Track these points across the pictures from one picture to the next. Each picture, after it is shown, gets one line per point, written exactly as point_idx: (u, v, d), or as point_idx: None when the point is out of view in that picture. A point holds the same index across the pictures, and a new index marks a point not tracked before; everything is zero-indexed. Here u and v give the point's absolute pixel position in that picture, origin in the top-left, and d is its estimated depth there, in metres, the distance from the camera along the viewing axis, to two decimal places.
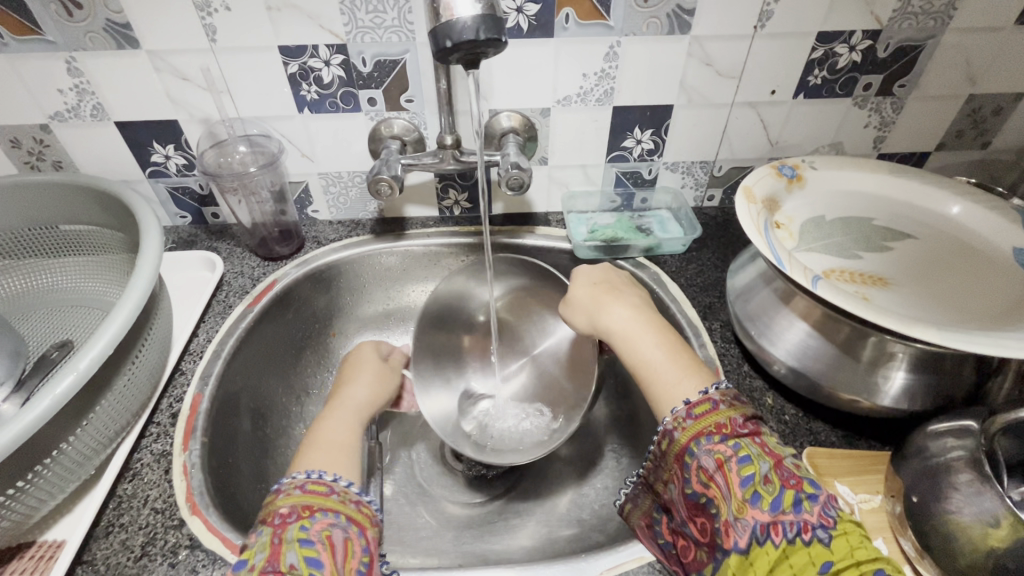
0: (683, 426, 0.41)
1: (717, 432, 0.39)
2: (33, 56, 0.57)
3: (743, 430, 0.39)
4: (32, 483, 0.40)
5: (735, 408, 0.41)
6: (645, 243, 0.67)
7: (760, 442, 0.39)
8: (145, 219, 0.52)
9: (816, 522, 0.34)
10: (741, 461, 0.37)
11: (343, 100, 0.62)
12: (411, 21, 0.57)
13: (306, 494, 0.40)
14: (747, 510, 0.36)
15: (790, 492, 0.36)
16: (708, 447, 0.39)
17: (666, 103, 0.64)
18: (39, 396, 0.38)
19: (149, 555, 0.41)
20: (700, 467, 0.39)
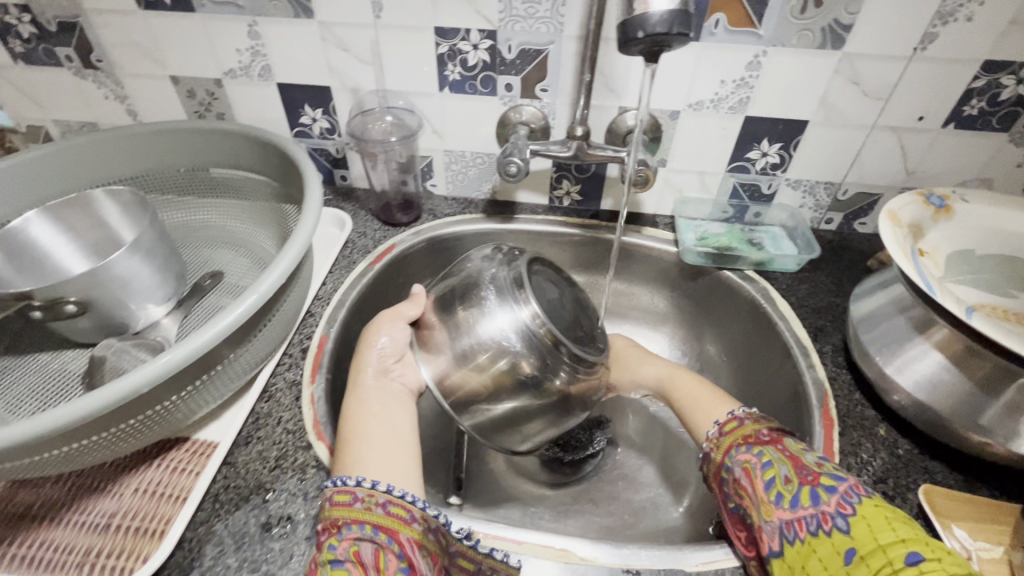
0: (717, 445, 0.45)
1: (743, 443, 0.43)
2: (223, 18, 0.65)
3: (765, 438, 0.42)
4: (206, 384, 0.46)
5: (760, 422, 0.44)
6: (756, 256, 0.66)
7: (781, 448, 0.41)
8: (307, 171, 0.58)
9: (834, 511, 0.36)
10: (764, 466, 0.40)
11: (482, 84, 0.66)
12: (562, 14, 0.59)
13: (333, 508, 0.38)
14: (772, 511, 0.38)
15: (809, 488, 0.37)
16: (737, 457, 0.42)
17: (801, 118, 0.63)
18: (230, 308, 0.44)
19: (282, 467, 0.46)
20: (733, 477, 0.42)
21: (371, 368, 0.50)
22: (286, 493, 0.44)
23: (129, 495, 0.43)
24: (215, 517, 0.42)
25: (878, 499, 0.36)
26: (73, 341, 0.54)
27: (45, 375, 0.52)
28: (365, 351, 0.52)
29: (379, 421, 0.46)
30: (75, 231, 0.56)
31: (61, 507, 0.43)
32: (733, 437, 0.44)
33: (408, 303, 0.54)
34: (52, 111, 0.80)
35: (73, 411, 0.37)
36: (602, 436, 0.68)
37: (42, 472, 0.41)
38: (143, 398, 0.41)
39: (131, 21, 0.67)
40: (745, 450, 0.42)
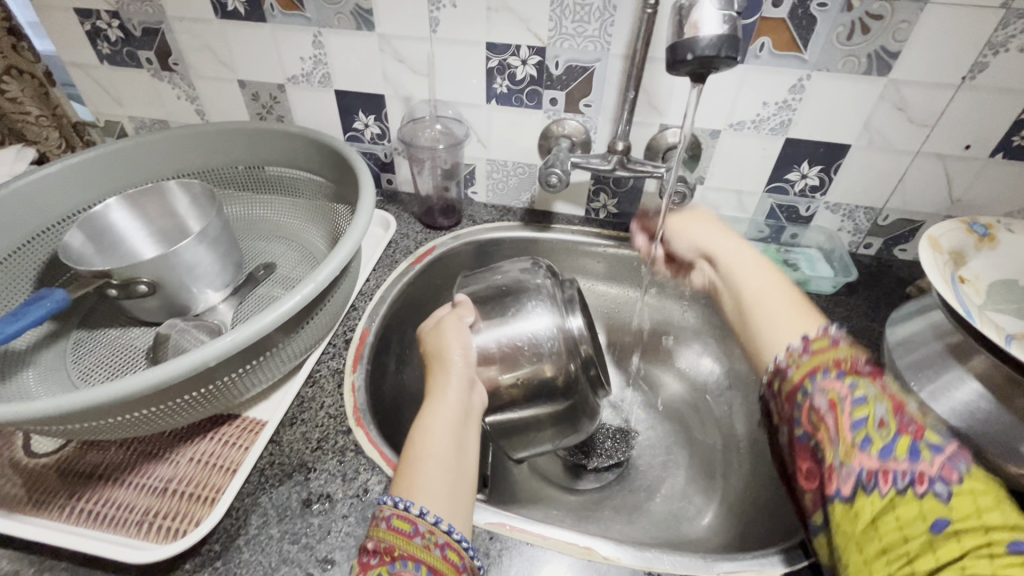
0: (798, 364, 0.45)
1: (833, 370, 0.43)
2: (291, 29, 0.70)
3: (862, 372, 0.42)
4: (262, 366, 0.49)
5: (856, 351, 0.44)
6: (791, 277, 0.67)
7: (881, 389, 0.41)
8: (362, 172, 0.61)
9: (934, 474, 0.35)
10: (856, 402, 0.40)
11: (528, 97, 0.68)
12: (610, 34, 0.61)
13: (390, 533, 0.36)
14: (857, 454, 0.38)
15: (907, 438, 0.37)
16: (825, 383, 0.42)
17: (844, 142, 0.63)
18: (290, 295, 0.47)
19: (323, 448, 0.49)
20: (814, 406, 0.42)
21: (452, 375, 0.47)
22: (326, 473, 0.47)
23: (185, 463, 0.46)
24: (260, 489, 0.45)
25: (982, 474, 0.35)
26: (138, 320, 0.58)
27: (114, 349, 0.56)
28: (446, 355, 0.48)
29: (452, 445, 0.42)
30: (149, 218, 0.62)
31: (124, 470, 0.46)
32: (824, 359, 0.44)
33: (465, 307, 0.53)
34: (129, 107, 0.87)
35: (144, 381, 0.40)
36: (625, 446, 0.70)
37: (111, 434, 0.45)
38: (207, 374, 0.44)
39: (208, 28, 0.73)
40: (835, 378, 0.42)
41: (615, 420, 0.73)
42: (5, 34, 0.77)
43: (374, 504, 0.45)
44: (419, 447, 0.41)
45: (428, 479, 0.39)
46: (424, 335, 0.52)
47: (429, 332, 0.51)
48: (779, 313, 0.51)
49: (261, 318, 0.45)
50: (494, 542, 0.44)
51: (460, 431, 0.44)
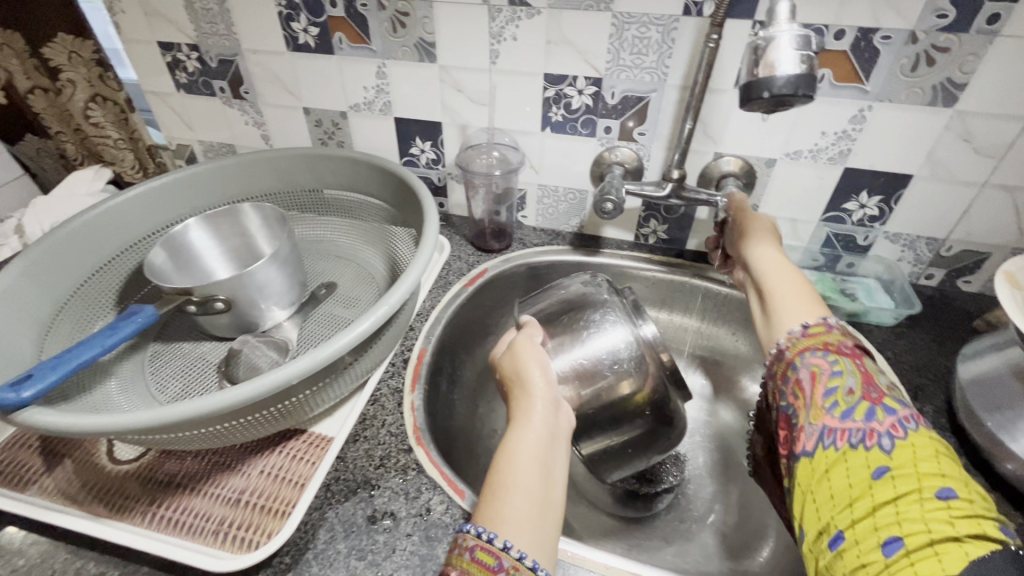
0: (795, 343, 0.47)
1: (820, 348, 0.45)
2: (356, 60, 0.73)
3: (845, 350, 0.45)
4: (332, 383, 0.51)
5: (847, 334, 0.46)
6: (850, 307, 0.66)
7: (859, 362, 0.43)
8: (425, 198, 0.64)
9: (884, 432, 0.38)
10: (833, 375, 0.43)
11: (583, 126, 0.70)
12: (667, 65, 0.63)
13: (473, 564, 0.36)
14: (824, 416, 0.42)
15: (868, 403, 0.40)
16: (810, 359, 0.45)
17: (905, 173, 0.63)
18: (363, 316, 0.49)
19: (386, 466, 0.50)
20: (797, 378, 0.45)
21: (535, 395, 0.47)
22: (390, 490, 0.48)
23: (256, 475, 0.48)
24: (327, 505, 0.46)
25: (932, 432, 0.38)
26: (211, 334, 0.61)
27: (188, 361, 0.59)
28: (527, 376, 0.48)
29: (539, 472, 0.42)
30: (222, 237, 0.65)
31: (198, 479, 0.48)
32: (813, 340, 0.46)
33: (534, 328, 0.54)
34: (199, 132, 0.92)
35: (225, 400, 0.41)
36: (677, 469, 0.69)
37: (189, 445, 0.47)
38: (283, 392, 0.46)
39: (279, 59, 0.77)
40: (821, 354, 0.45)
41: None
42: (93, 65, 0.86)
43: (438, 524, 0.46)
44: (502, 468, 0.42)
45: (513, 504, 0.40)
46: (498, 360, 0.52)
47: (504, 357, 0.52)
48: (792, 298, 0.52)
49: (338, 339, 0.47)
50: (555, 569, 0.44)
51: (548, 455, 0.43)
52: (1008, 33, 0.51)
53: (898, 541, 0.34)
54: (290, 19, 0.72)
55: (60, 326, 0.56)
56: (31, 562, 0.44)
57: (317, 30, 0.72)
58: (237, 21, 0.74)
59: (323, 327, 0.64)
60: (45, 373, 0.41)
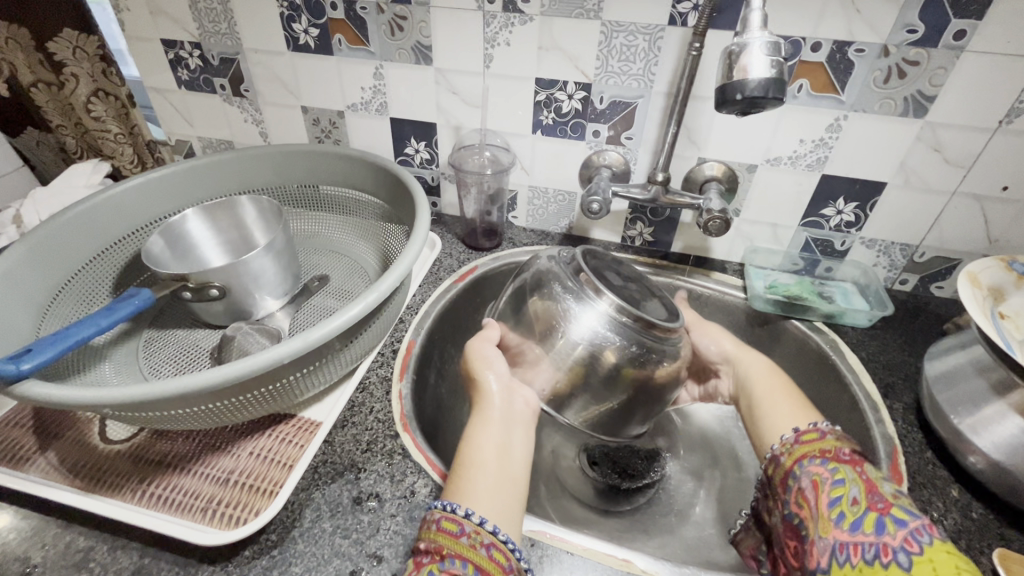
0: (790, 450, 0.48)
1: (819, 455, 0.46)
2: (355, 61, 0.76)
3: (844, 458, 0.45)
4: (321, 369, 0.52)
5: (842, 439, 0.47)
6: (827, 308, 0.68)
7: (859, 470, 0.44)
8: (418, 195, 0.66)
9: (897, 545, 0.38)
10: (834, 484, 0.44)
11: (573, 129, 0.72)
12: (654, 73, 0.65)
13: (440, 533, 0.39)
14: (832, 529, 0.42)
15: (874, 514, 0.40)
16: (810, 467, 0.46)
17: (879, 180, 0.65)
18: (353, 303, 0.51)
19: (373, 450, 0.51)
20: (800, 487, 0.46)
21: (490, 388, 0.50)
22: (376, 473, 0.49)
23: (245, 457, 0.49)
24: (314, 485, 0.48)
25: (948, 543, 0.37)
26: (205, 322, 0.63)
27: (181, 347, 0.61)
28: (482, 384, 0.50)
29: (497, 451, 0.45)
30: (219, 229, 0.67)
31: (186, 460, 0.49)
32: (810, 447, 0.47)
33: (492, 326, 0.56)
34: (198, 128, 0.94)
35: (211, 380, 0.43)
36: (656, 465, 0.71)
37: (179, 425, 0.48)
38: (272, 375, 0.47)
39: (279, 59, 0.79)
40: (819, 462, 0.46)
41: (646, 444, 0.74)
42: (97, 61, 0.88)
43: (422, 505, 0.47)
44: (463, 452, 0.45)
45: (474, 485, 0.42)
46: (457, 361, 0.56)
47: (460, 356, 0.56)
48: (776, 405, 0.54)
49: (328, 325, 0.48)
50: (535, 549, 0.45)
51: (506, 436, 0.47)
52: (973, 49, 0.54)
53: None
54: (291, 20, 0.74)
55: (57, 310, 0.57)
56: (22, 535, 0.44)
57: (317, 31, 0.74)
58: (240, 21, 0.77)
59: (315, 318, 0.65)
60: (44, 348, 0.42)
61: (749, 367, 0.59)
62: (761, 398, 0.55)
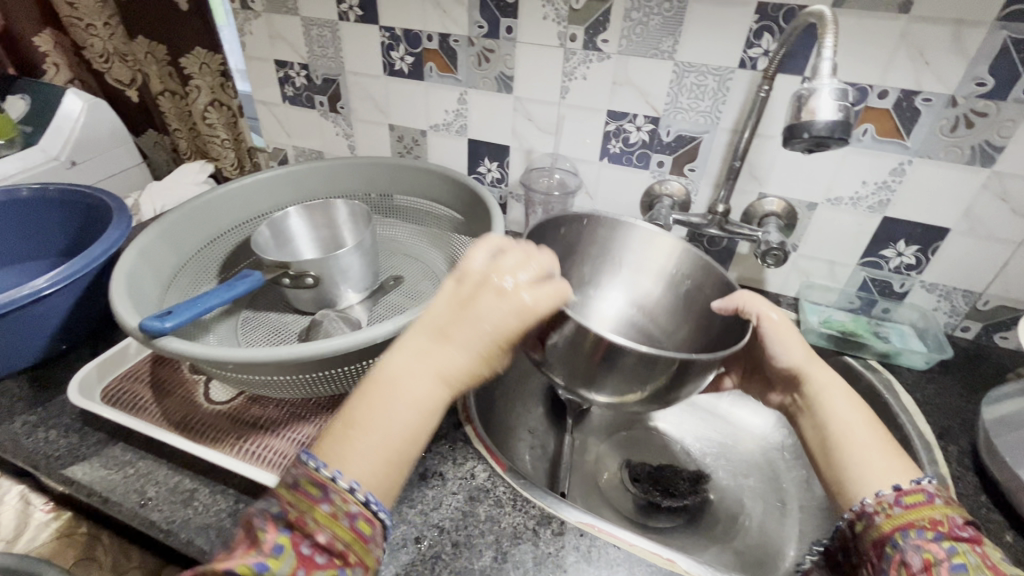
0: (888, 512, 0.41)
1: (929, 528, 0.39)
2: (443, 87, 0.84)
3: (961, 535, 0.38)
4: None
5: (955, 509, 0.40)
6: (881, 347, 0.69)
7: (979, 552, 0.37)
8: (493, 209, 0.72)
9: None
10: (954, 567, 0.36)
11: (638, 159, 0.77)
12: (721, 110, 0.70)
13: (351, 532, 0.34)
14: None
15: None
16: (916, 540, 0.39)
17: (942, 226, 0.66)
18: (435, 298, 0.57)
19: (438, 434, 0.56)
20: (903, 561, 0.38)
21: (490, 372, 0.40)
22: (440, 454, 0.54)
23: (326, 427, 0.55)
24: None
25: None
26: (295, 307, 0.70)
27: (274, 328, 0.68)
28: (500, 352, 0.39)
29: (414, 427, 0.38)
30: (314, 227, 0.75)
31: (276, 424, 0.56)
32: (917, 514, 0.40)
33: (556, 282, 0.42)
34: (294, 138, 1.04)
35: (296, 354, 0.48)
36: (700, 488, 0.72)
37: (271, 391, 0.55)
38: (359, 355, 0.53)
39: (375, 82, 0.89)
40: (930, 536, 0.39)
41: (688, 466, 0.76)
42: (218, 76, 1.00)
43: (480, 487, 0.51)
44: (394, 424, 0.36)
45: (365, 452, 0.36)
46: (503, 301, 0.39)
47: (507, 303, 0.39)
48: (863, 445, 0.47)
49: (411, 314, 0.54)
50: (583, 539, 0.47)
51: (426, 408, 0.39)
52: None
53: None
54: (391, 48, 0.84)
55: (177, 285, 0.66)
56: (138, 472, 0.51)
57: (412, 59, 0.83)
58: (345, 47, 0.87)
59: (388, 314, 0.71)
60: (182, 312, 0.50)
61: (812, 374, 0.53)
62: (840, 423, 0.49)
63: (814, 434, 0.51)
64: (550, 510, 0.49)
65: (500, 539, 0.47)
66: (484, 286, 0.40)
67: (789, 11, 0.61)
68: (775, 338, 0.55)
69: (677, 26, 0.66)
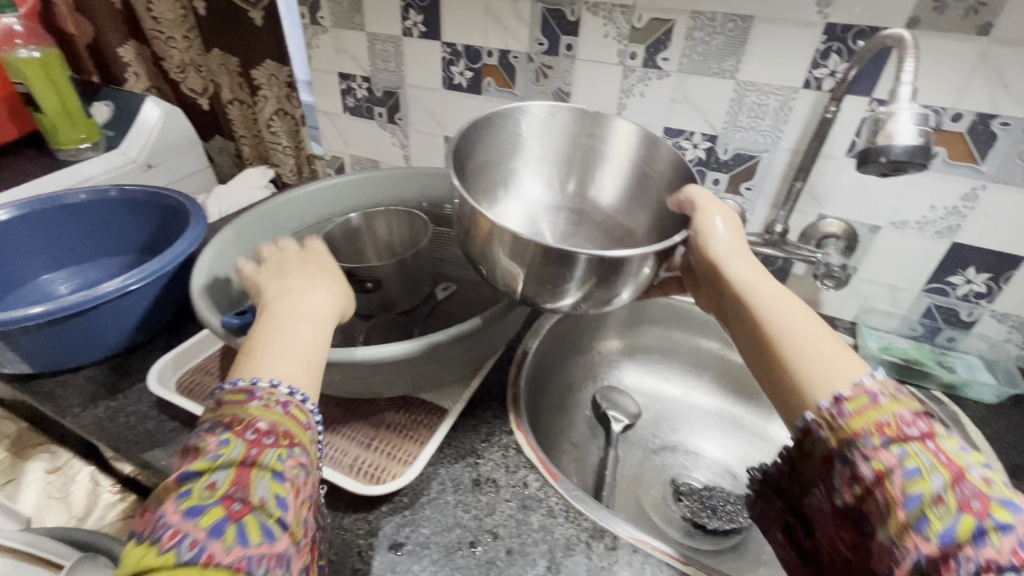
0: (835, 424, 0.37)
1: (878, 434, 0.35)
2: (500, 101, 0.86)
3: (910, 433, 0.34)
4: (456, 363, 0.59)
5: (900, 404, 0.36)
6: (947, 378, 0.67)
7: (934, 450, 0.34)
8: None
9: (1005, 561, 0.29)
10: (907, 475, 0.33)
11: (694, 176, 0.78)
12: (782, 129, 0.69)
13: (287, 419, 0.39)
14: (908, 534, 0.32)
15: (971, 519, 0.31)
16: (868, 451, 0.35)
17: (1016, 254, 0.64)
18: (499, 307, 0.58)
19: (490, 441, 0.57)
20: (858, 475, 0.35)
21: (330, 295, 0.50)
22: (492, 461, 0.55)
23: (384, 428, 0.57)
24: (440, 462, 0.55)
25: None
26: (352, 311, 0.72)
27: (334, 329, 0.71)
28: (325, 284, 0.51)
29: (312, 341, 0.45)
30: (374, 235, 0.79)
31: (335, 422, 0.58)
32: (860, 420, 0.36)
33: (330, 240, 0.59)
34: (352, 147, 1.08)
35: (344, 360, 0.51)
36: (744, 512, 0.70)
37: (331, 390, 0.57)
38: (422, 360, 0.54)
39: (434, 95, 0.92)
40: (878, 444, 0.35)
41: (735, 488, 0.74)
42: (284, 86, 1.03)
43: (533, 496, 0.52)
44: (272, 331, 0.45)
45: (273, 360, 0.42)
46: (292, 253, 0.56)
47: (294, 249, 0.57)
48: (813, 343, 0.40)
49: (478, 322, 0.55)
50: (636, 555, 0.47)
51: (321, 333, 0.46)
52: None
53: None
54: (451, 63, 0.86)
55: None
56: None
57: (471, 74, 0.86)
58: (407, 61, 0.90)
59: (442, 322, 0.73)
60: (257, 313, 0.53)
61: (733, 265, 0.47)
62: (774, 313, 0.43)
63: (751, 337, 0.44)
64: (603, 524, 0.49)
65: (552, 549, 0.48)
66: (325, 275, 0.52)
67: (859, 32, 0.60)
68: (702, 237, 0.49)
69: (740, 46, 0.66)
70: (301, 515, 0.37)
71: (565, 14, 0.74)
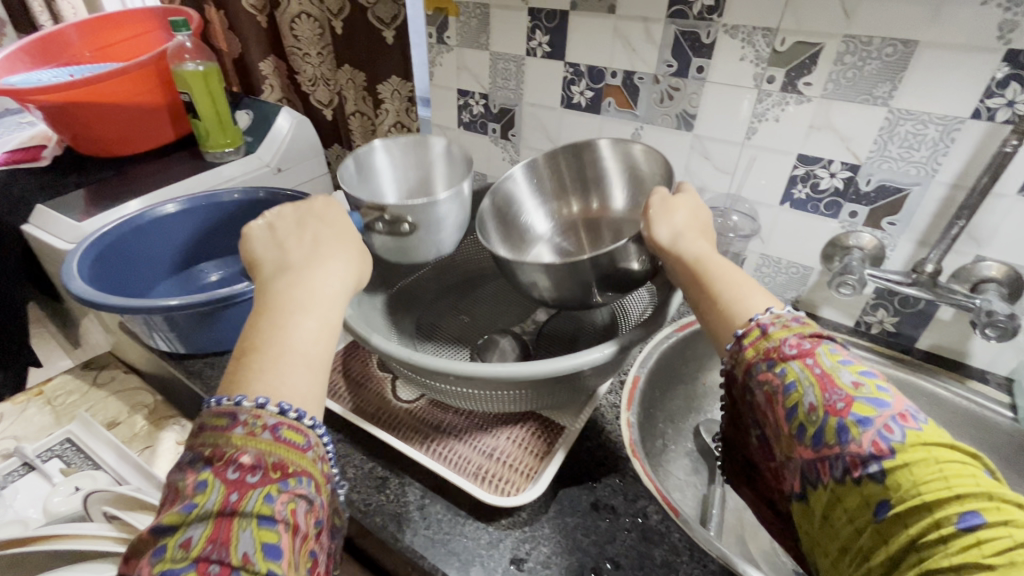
0: (738, 359, 0.43)
1: (765, 359, 0.41)
2: (618, 121, 0.86)
3: (789, 354, 0.40)
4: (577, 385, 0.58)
5: (784, 330, 0.41)
6: None
7: (810, 364, 0.39)
8: None
9: (865, 453, 0.34)
10: (788, 391, 0.39)
11: (827, 207, 0.73)
12: (939, 162, 0.64)
13: (279, 446, 0.36)
14: (796, 444, 0.38)
15: (835, 419, 0.36)
16: (759, 377, 0.41)
17: None
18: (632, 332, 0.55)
19: (607, 466, 0.57)
20: (759, 397, 0.41)
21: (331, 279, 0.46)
22: (610, 487, 0.54)
23: (503, 441, 0.57)
24: (556, 483, 0.55)
25: (920, 433, 0.34)
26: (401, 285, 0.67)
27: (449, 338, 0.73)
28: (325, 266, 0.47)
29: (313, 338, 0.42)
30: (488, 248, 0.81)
31: (453, 427, 0.59)
32: (754, 351, 0.42)
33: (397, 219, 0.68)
34: None
35: (466, 371, 0.51)
36: None
37: (454, 403, 0.58)
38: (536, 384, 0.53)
39: (551, 112, 0.93)
40: (766, 368, 0.41)
41: None
42: (404, 101, 1.11)
43: (654, 529, 0.51)
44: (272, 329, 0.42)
45: (272, 376, 0.39)
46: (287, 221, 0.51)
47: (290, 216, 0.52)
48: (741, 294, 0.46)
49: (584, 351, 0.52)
50: None
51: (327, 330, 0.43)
52: None
53: (885, 507, 0.33)
54: (572, 83, 0.87)
55: None
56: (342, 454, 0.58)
57: (592, 94, 0.86)
58: (527, 79, 0.92)
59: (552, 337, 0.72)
60: None
61: (678, 237, 0.53)
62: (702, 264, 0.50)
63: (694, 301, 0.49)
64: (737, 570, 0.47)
65: None
66: (331, 245, 0.49)
67: None
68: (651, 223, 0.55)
69: (898, 72, 0.62)
70: (303, 553, 0.34)
71: (700, 36, 0.72)
